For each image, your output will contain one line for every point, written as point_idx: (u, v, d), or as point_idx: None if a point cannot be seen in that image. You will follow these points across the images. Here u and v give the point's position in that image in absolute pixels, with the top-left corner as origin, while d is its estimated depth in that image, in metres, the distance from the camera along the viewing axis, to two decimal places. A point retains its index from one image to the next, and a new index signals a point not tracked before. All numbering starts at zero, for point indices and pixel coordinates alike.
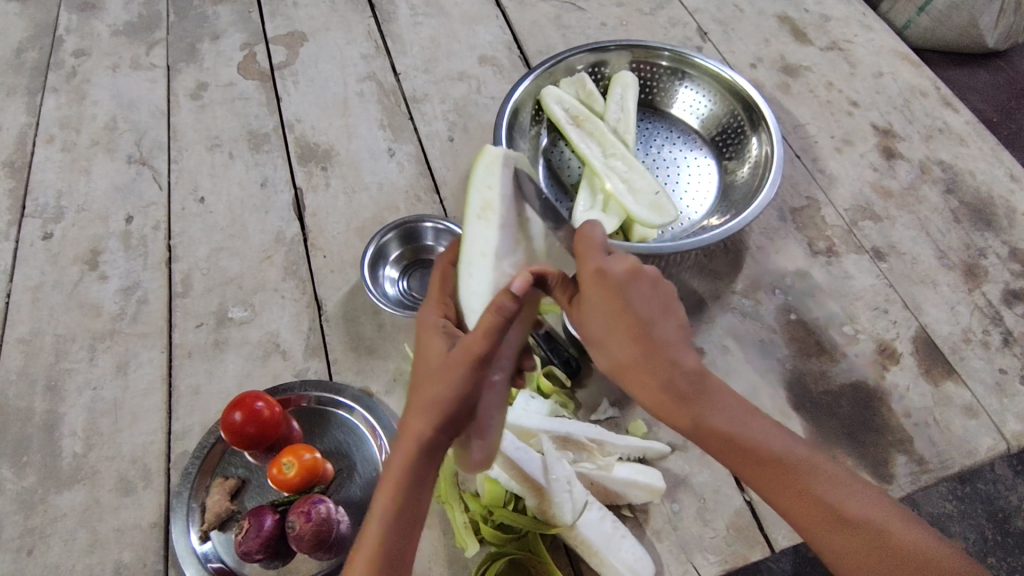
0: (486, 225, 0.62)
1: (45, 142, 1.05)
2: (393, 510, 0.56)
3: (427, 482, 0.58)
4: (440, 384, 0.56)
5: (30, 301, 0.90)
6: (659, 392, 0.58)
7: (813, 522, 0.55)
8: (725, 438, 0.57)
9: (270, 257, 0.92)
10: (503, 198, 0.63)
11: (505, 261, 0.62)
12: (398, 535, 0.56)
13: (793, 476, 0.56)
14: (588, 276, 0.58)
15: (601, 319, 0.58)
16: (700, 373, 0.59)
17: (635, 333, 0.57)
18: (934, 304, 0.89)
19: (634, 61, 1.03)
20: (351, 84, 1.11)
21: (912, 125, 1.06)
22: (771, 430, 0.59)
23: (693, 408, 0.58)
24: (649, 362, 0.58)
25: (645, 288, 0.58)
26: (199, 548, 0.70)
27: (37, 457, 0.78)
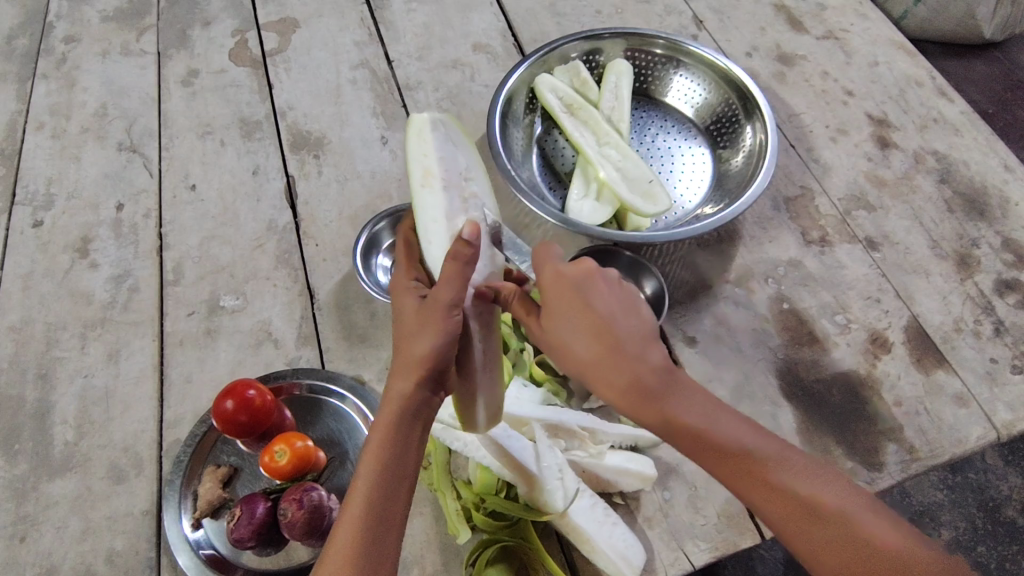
0: (431, 191, 0.70)
1: (35, 129, 1.04)
2: (382, 471, 0.55)
3: (412, 439, 0.57)
4: (421, 339, 0.57)
5: (20, 289, 0.89)
6: (626, 388, 0.58)
7: (785, 517, 0.54)
8: (694, 432, 0.57)
9: (262, 246, 0.92)
10: (441, 163, 0.72)
11: (455, 217, 0.69)
12: (389, 495, 0.54)
13: (760, 471, 0.55)
14: (547, 280, 0.60)
15: (563, 325, 0.60)
16: (667, 368, 0.59)
17: (602, 332, 0.59)
18: (927, 293, 0.89)
19: (628, 49, 1.02)
20: (344, 71, 1.10)
21: (907, 115, 1.06)
22: (740, 424, 0.58)
23: (660, 403, 0.58)
24: (613, 358, 0.59)
25: (603, 288, 0.61)
26: (191, 536, 0.70)
27: (29, 445, 0.78)
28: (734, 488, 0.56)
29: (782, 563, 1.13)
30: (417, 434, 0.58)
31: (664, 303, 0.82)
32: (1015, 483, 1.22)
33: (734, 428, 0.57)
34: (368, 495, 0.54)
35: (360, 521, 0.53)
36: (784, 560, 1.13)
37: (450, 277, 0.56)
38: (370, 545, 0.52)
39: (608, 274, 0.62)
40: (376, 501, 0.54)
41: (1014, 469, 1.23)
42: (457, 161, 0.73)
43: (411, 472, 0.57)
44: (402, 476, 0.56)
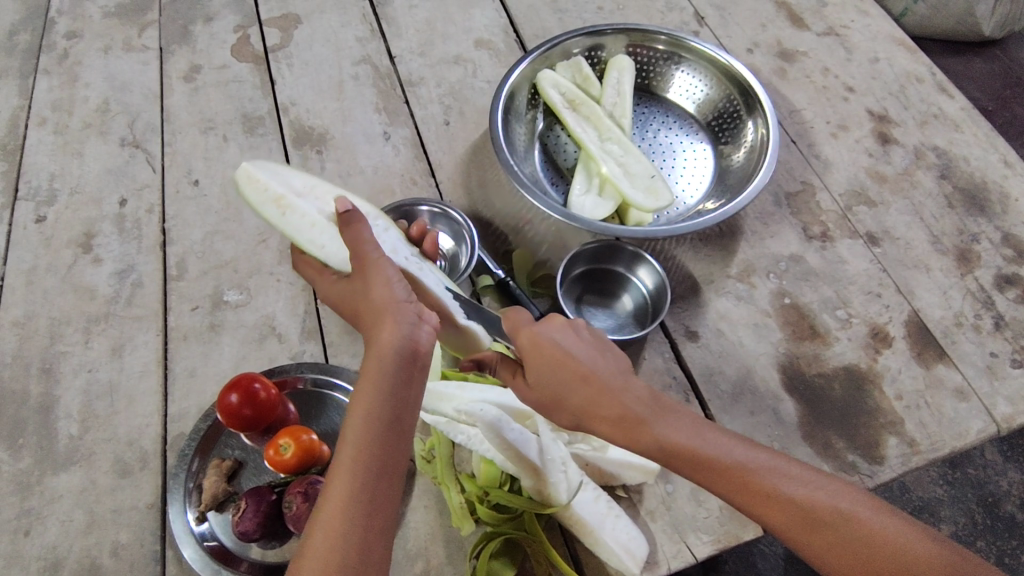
0: (290, 208, 0.64)
1: (37, 125, 1.04)
2: (372, 412, 0.51)
3: (402, 380, 0.52)
4: (377, 285, 0.54)
5: (24, 284, 0.89)
6: (619, 420, 0.59)
7: (787, 525, 0.55)
8: (683, 450, 0.58)
9: (265, 241, 0.92)
10: (285, 183, 0.66)
11: (324, 207, 0.65)
12: (386, 439, 0.51)
13: (755, 482, 0.56)
14: (525, 343, 0.61)
15: (548, 374, 0.60)
16: (652, 396, 0.61)
17: (585, 371, 0.60)
18: (927, 288, 0.90)
19: (630, 45, 1.02)
20: (346, 67, 1.10)
21: (908, 111, 1.07)
22: (729, 440, 0.59)
23: (651, 425, 0.59)
24: (601, 390, 0.60)
25: (563, 332, 0.63)
26: (196, 529, 0.70)
27: (34, 439, 0.78)
28: (737, 505, 0.57)
29: (783, 558, 1.14)
30: (411, 373, 0.53)
31: (666, 290, 0.82)
32: (1014, 478, 1.23)
33: (726, 442, 0.58)
34: (359, 438, 0.50)
35: (355, 466, 0.49)
36: (784, 555, 1.14)
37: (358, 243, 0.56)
38: (368, 487, 0.49)
39: (574, 325, 0.65)
40: (371, 443, 0.50)
41: (1013, 465, 1.24)
42: (295, 178, 0.67)
43: (408, 416, 0.53)
44: (401, 419, 0.52)
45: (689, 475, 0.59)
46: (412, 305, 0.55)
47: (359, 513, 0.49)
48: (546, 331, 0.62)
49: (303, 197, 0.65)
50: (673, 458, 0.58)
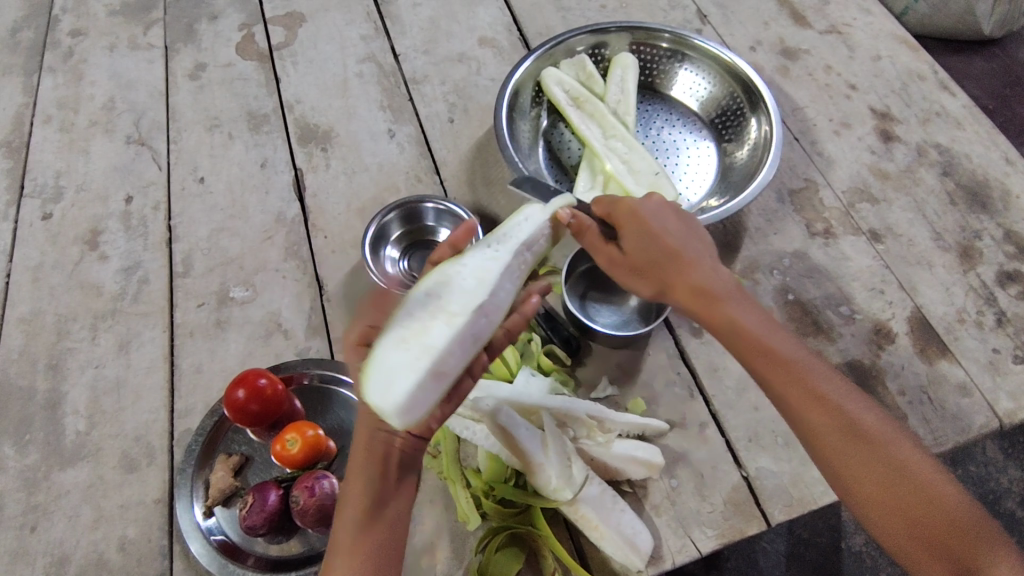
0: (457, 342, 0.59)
1: (43, 122, 1.05)
2: (356, 508, 0.56)
3: (379, 475, 0.56)
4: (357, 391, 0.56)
5: (30, 281, 0.90)
6: (695, 295, 0.63)
7: (824, 424, 0.58)
8: (752, 338, 0.61)
9: (271, 238, 0.93)
10: (414, 382, 0.54)
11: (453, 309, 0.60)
12: (371, 526, 0.56)
13: (810, 384, 0.59)
14: (629, 211, 0.65)
15: (644, 240, 0.64)
16: (737, 290, 0.64)
17: (675, 249, 0.64)
18: (929, 285, 0.90)
19: (633, 43, 1.03)
20: (350, 65, 1.10)
21: (910, 108, 1.07)
22: (795, 346, 0.62)
23: (727, 305, 0.62)
24: (685, 268, 0.63)
25: (663, 212, 0.67)
26: (203, 523, 0.71)
27: (41, 435, 0.78)
28: (782, 398, 0.60)
29: (785, 555, 1.14)
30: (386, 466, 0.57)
31: None
32: (1014, 476, 1.23)
33: (790, 345, 0.61)
34: (349, 526, 0.56)
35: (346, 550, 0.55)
36: (786, 553, 1.14)
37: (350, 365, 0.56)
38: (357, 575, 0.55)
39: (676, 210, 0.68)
40: (359, 538, 0.56)
41: (1014, 462, 1.24)
42: (395, 352, 0.56)
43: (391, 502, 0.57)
44: (382, 513, 0.57)
45: (747, 362, 0.62)
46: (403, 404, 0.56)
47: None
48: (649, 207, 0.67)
49: (433, 340, 0.57)
50: (741, 341, 0.61)
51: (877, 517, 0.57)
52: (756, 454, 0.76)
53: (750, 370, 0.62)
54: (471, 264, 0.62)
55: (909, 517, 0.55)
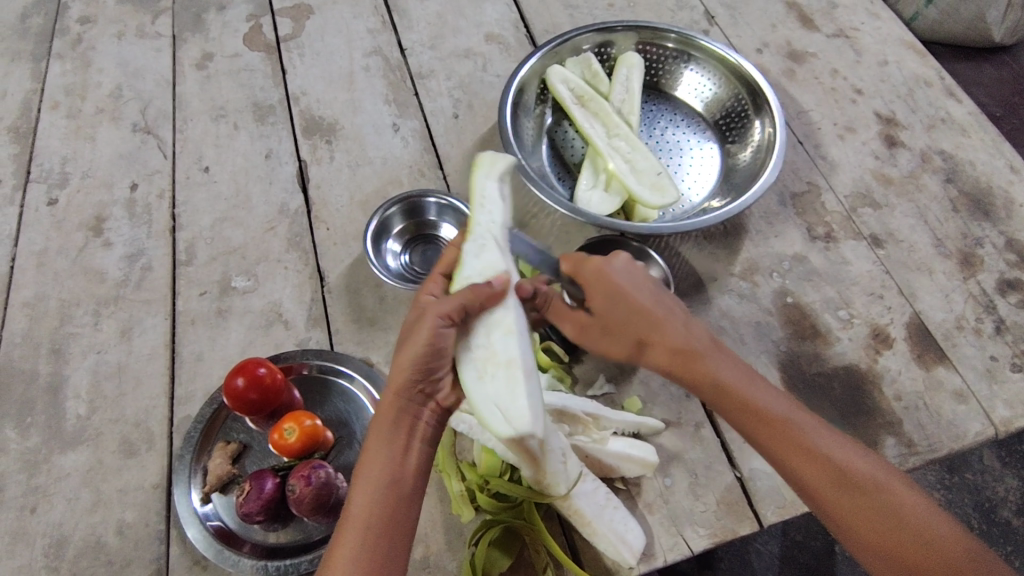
0: (511, 339, 0.63)
1: (50, 108, 1.05)
2: (374, 480, 0.58)
3: (400, 449, 0.59)
4: (400, 358, 0.59)
5: (34, 266, 0.90)
6: (674, 352, 0.64)
7: (816, 476, 0.59)
8: (732, 391, 0.62)
9: (274, 228, 0.93)
10: (520, 399, 0.60)
11: (505, 315, 0.64)
12: (389, 499, 0.58)
13: (796, 436, 0.60)
14: (590, 275, 0.66)
15: (614, 305, 0.66)
16: (713, 342, 0.66)
17: (645, 308, 0.66)
18: (928, 290, 0.90)
19: (640, 43, 1.03)
20: (357, 58, 1.11)
21: (915, 114, 1.07)
22: (771, 394, 0.63)
23: (707, 362, 0.64)
24: (661, 328, 0.65)
25: (626, 267, 0.67)
26: (200, 509, 0.72)
27: (42, 418, 0.79)
28: (772, 454, 0.61)
29: (778, 557, 1.14)
30: (408, 441, 0.60)
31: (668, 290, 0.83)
32: (1011, 484, 1.23)
33: (773, 398, 0.63)
34: (366, 496, 0.58)
35: (360, 522, 0.57)
36: (780, 555, 1.14)
37: (408, 350, 0.58)
38: (369, 545, 0.56)
39: (637, 262, 0.69)
40: (375, 511, 0.57)
41: (1011, 471, 1.24)
42: (487, 385, 0.62)
43: (407, 477, 0.59)
44: (400, 488, 0.58)
45: (731, 418, 0.63)
46: (432, 380, 0.61)
47: (365, 555, 0.56)
48: (611, 267, 0.67)
49: (514, 358, 0.62)
50: (726, 398, 0.63)
51: (880, 562, 0.58)
52: (750, 454, 0.77)
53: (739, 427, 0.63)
54: (476, 270, 0.65)
55: (907, 556, 0.56)
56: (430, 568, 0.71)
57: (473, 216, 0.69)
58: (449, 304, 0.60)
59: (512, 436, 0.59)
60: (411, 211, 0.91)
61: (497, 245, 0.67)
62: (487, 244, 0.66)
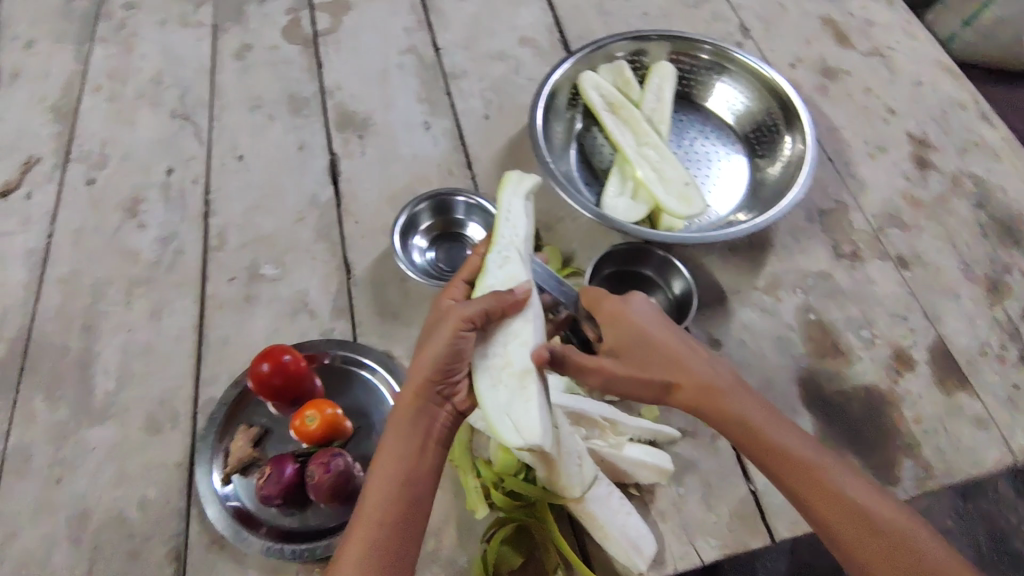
0: (525, 349, 0.62)
1: (92, 91, 1.08)
2: (388, 477, 0.59)
3: (416, 449, 0.60)
4: (420, 358, 0.60)
5: (71, 244, 0.93)
6: (700, 391, 0.63)
7: (840, 519, 0.59)
8: (757, 432, 0.62)
9: (304, 219, 0.95)
10: (532, 410, 0.60)
11: (523, 325, 0.63)
12: (400, 499, 0.59)
13: (819, 478, 0.60)
14: (608, 317, 0.65)
15: (642, 347, 0.64)
16: (738, 381, 0.65)
17: (673, 348, 0.64)
18: (953, 315, 0.90)
19: (673, 52, 1.03)
20: (392, 56, 1.12)
21: (947, 137, 1.06)
22: (795, 434, 0.63)
23: (732, 400, 0.63)
24: (689, 369, 0.63)
25: (645, 307, 0.66)
26: (221, 490, 0.73)
27: (72, 391, 0.81)
28: (797, 496, 0.61)
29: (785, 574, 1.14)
30: (424, 442, 0.61)
31: (693, 296, 0.82)
32: None
33: (798, 439, 0.62)
34: (378, 494, 0.59)
35: (370, 518, 0.58)
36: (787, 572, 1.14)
37: (429, 351, 0.60)
38: (377, 543, 0.57)
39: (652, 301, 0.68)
40: (386, 508, 0.58)
41: None
42: (501, 394, 0.62)
43: (420, 478, 0.60)
44: (411, 488, 0.59)
45: (755, 459, 0.63)
46: (452, 382, 0.62)
47: (371, 553, 0.57)
48: (631, 306, 0.66)
49: (528, 370, 0.61)
50: (752, 440, 0.62)
51: None
52: None
53: (761, 466, 0.63)
54: (498, 280, 0.67)
55: None
56: (441, 562, 0.71)
57: (497, 229, 0.71)
58: (472, 308, 0.60)
59: (521, 446, 0.59)
60: (440, 208, 0.92)
61: (519, 257, 0.69)
62: (510, 256, 0.69)
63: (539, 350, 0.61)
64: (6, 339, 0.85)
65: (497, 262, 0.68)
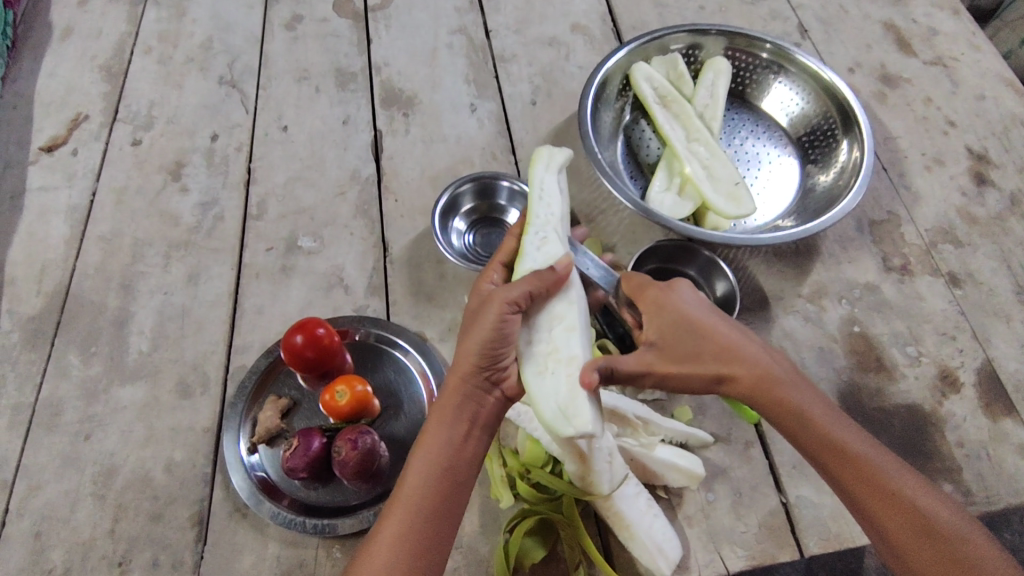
0: (571, 335, 0.63)
1: (142, 52, 1.08)
2: (430, 462, 0.58)
3: (460, 434, 0.60)
4: (467, 341, 0.59)
5: (113, 203, 0.93)
6: (756, 381, 0.60)
7: (897, 521, 0.57)
8: (812, 423, 0.60)
9: (344, 194, 0.94)
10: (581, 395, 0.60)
11: (569, 311, 0.64)
12: (441, 484, 0.58)
13: (878, 477, 0.58)
14: (650, 304, 0.63)
15: (688, 334, 0.61)
16: (795, 371, 0.63)
17: (723, 337, 0.61)
18: (1004, 338, 0.86)
19: (730, 48, 1.00)
20: (441, 35, 1.11)
21: (1009, 154, 1.02)
22: (854, 430, 0.61)
23: (791, 392, 0.61)
24: (742, 356, 0.61)
25: (691, 296, 0.64)
26: (246, 458, 0.73)
27: (106, 348, 0.82)
28: (853, 494, 0.59)
29: None
30: (468, 428, 0.60)
31: (734, 300, 0.80)
32: None
33: (856, 435, 0.60)
34: (419, 478, 0.58)
35: (410, 502, 0.57)
36: None
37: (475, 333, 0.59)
38: (416, 526, 0.56)
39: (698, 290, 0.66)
40: (427, 492, 0.57)
41: None
42: (547, 381, 0.61)
43: (463, 464, 0.59)
44: (453, 473, 0.59)
45: (810, 452, 0.61)
46: (498, 367, 0.61)
47: (412, 537, 0.56)
48: (677, 294, 0.63)
49: (574, 355, 0.62)
50: (808, 431, 0.60)
51: None
52: (798, 481, 0.75)
53: (815, 461, 0.61)
54: (537, 259, 0.65)
55: None
56: (462, 548, 0.71)
57: (532, 208, 0.70)
58: (517, 289, 0.60)
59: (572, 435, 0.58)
60: (482, 191, 0.91)
61: (558, 236, 0.67)
62: (549, 237, 0.67)
63: (586, 374, 0.58)
64: (46, 292, 0.86)
65: (535, 245, 0.67)
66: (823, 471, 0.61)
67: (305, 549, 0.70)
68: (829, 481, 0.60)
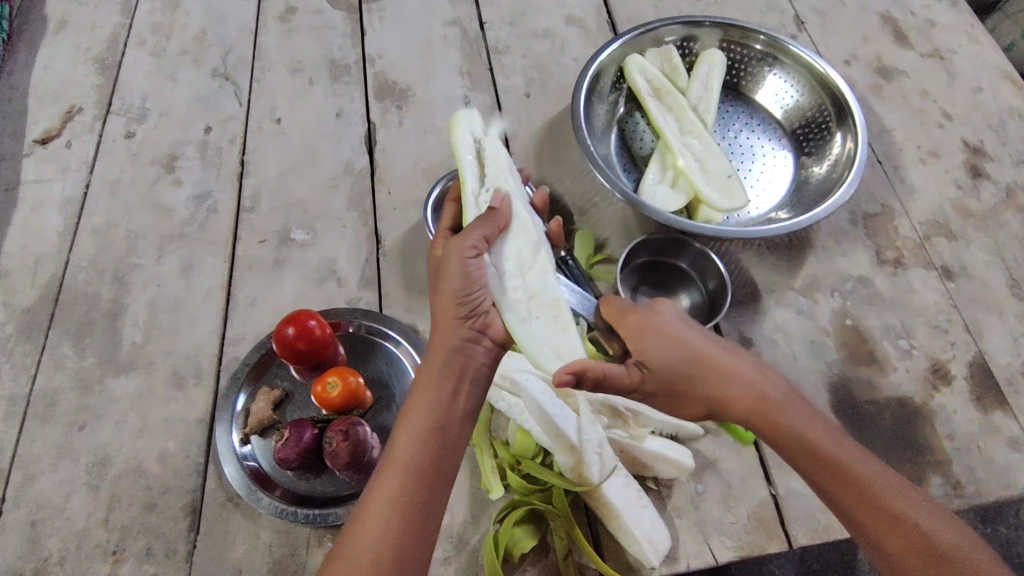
0: (546, 275, 0.70)
1: (136, 45, 1.08)
2: (419, 423, 0.58)
3: (448, 393, 0.60)
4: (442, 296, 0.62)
5: (107, 195, 0.93)
6: (750, 405, 0.63)
7: (902, 544, 0.57)
8: (811, 448, 0.61)
9: (337, 186, 0.94)
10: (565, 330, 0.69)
11: (540, 253, 0.70)
12: (431, 444, 0.58)
13: (879, 498, 0.58)
14: (631, 328, 0.64)
15: (674, 358, 0.63)
16: (793, 394, 0.64)
17: (713, 360, 0.63)
18: (996, 332, 0.86)
19: (725, 40, 1.00)
20: (435, 27, 1.10)
21: (1005, 147, 1.02)
22: (852, 450, 0.61)
23: (786, 414, 0.62)
24: (733, 380, 0.63)
25: (671, 316, 0.66)
26: (239, 449, 0.73)
27: (100, 340, 0.82)
28: (855, 517, 0.59)
29: None
30: (456, 383, 0.61)
31: (727, 291, 0.80)
32: None
33: (855, 456, 0.60)
34: (409, 440, 0.58)
35: (398, 466, 0.57)
36: None
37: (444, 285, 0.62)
38: (409, 488, 0.56)
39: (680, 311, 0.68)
40: (417, 455, 0.57)
41: None
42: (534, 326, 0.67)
43: (451, 424, 0.60)
44: (442, 433, 0.59)
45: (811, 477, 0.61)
46: (476, 315, 0.64)
47: (401, 501, 0.56)
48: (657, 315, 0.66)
49: (551, 294, 0.69)
50: (807, 456, 0.61)
51: None
52: (788, 473, 0.75)
53: (815, 485, 0.62)
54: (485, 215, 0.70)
55: None
56: (452, 538, 0.71)
57: (464, 172, 0.73)
58: (471, 236, 0.63)
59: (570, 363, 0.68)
60: None
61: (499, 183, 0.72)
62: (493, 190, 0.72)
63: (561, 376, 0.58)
64: (39, 284, 0.86)
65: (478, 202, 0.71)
66: (825, 495, 0.61)
67: (296, 538, 0.71)
68: (831, 504, 0.60)
